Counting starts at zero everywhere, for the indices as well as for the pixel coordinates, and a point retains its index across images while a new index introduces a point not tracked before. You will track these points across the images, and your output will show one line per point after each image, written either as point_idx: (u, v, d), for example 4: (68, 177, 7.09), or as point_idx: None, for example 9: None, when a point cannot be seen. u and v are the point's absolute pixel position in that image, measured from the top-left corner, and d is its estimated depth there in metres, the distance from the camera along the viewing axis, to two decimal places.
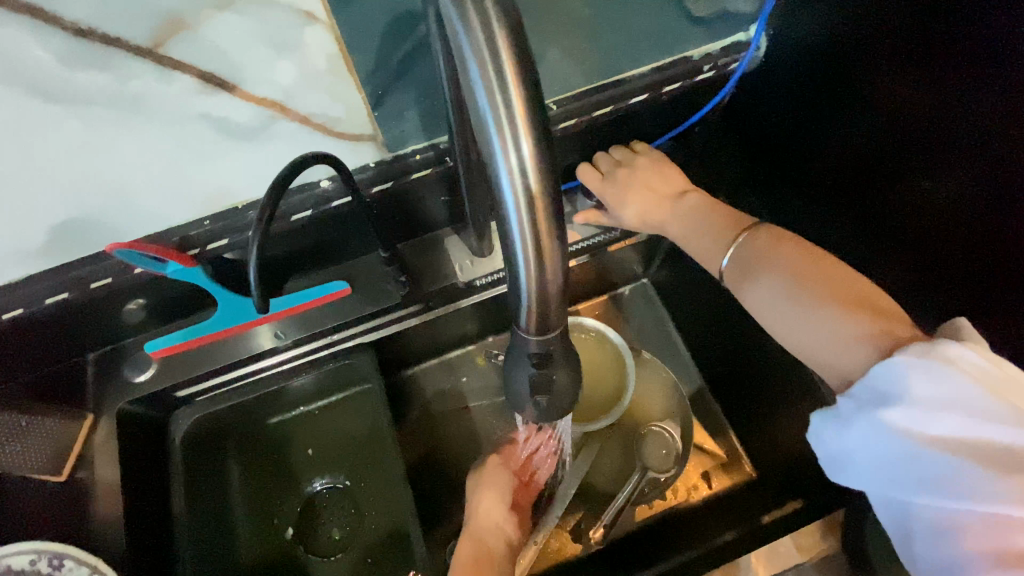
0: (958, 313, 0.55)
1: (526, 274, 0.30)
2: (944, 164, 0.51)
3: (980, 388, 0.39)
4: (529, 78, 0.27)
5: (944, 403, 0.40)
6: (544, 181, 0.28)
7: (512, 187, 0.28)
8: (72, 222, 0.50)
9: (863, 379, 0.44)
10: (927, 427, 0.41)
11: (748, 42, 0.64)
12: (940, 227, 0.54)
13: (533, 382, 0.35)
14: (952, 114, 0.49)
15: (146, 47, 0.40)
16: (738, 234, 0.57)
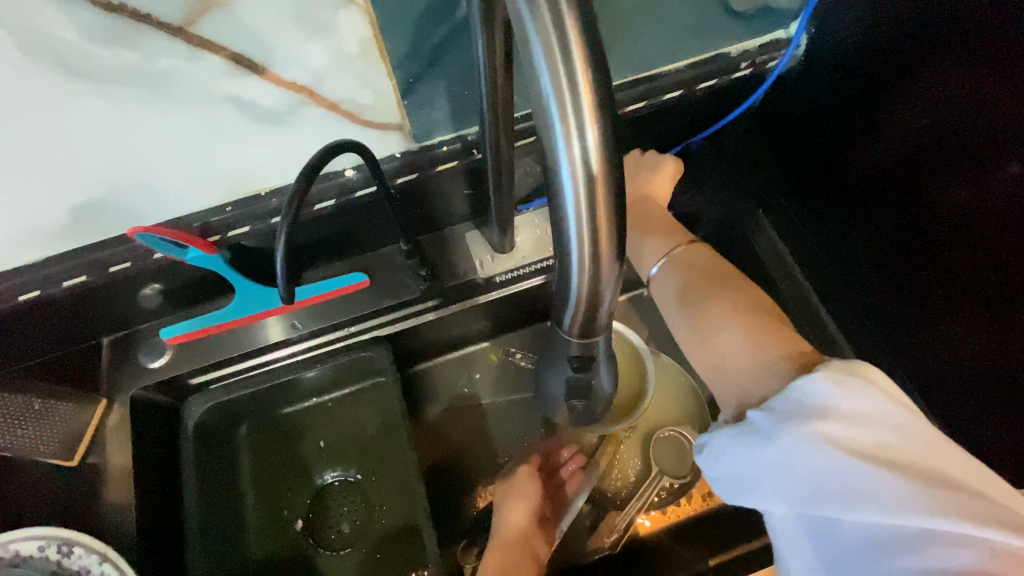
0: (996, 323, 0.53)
1: (578, 272, 0.28)
2: (990, 174, 0.49)
3: (894, 401, 0.37)
4: (597, 61, 0.25)
5: (868, 414, 0.37)
6: (607, 174, 0.26)
7: (573, 179, 0.26)
8: (93, 203, 0.49)
9: (784, 393, 0.40)
10: (848, 437, 0.36)
11: (787, 39, 0.62)
12: (980, 240, 0.52)
13: (570, 385, 0.33)
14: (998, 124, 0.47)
15: (179, 25, 0.40)
16: (677, 244, 0.59)
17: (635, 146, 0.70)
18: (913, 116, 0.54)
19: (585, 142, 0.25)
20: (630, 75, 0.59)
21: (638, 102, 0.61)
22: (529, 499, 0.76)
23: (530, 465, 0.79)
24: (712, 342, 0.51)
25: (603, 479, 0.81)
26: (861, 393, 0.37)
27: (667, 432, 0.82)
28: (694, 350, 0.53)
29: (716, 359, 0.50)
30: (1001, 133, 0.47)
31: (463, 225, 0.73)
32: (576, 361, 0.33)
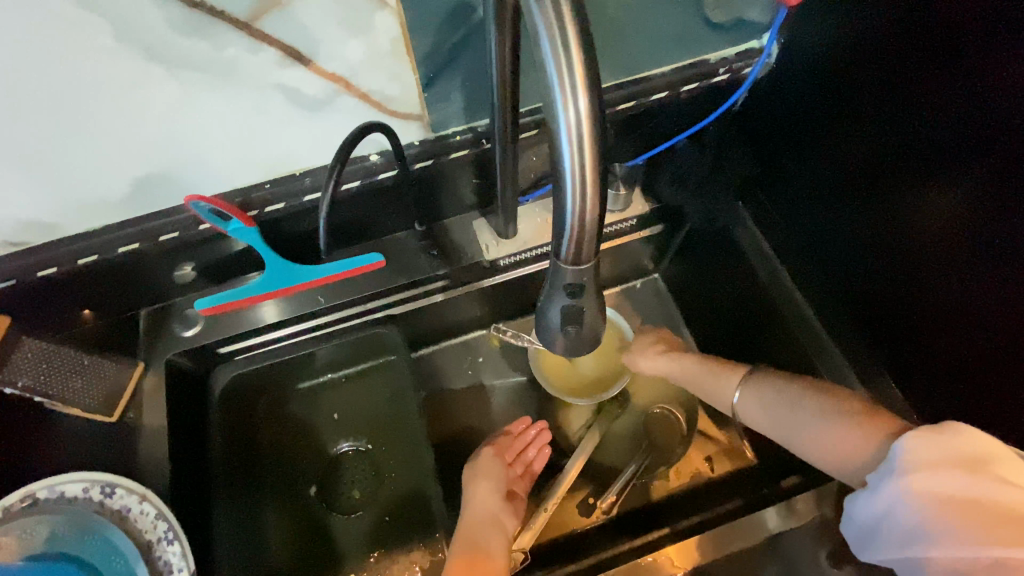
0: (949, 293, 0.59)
1: (572, 214, 0.35)
2: (944, 163, 0.55)
3: (946, 465, 0.47)
4: (586, 34, 0.32)
5: (941, 461, 0.48)
6: (595, 133, 0.33)
7: (569, 139, 0.32)
8: (152, 175, 0.57)
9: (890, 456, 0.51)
10: (930, 486, 0.47)
11: (760, 49, 0.71)
12: (936, 222, 0.58)
13: (566, 311, 0.40)
14: (950, 117, 0.53)
15: (244, 21, 0.46)
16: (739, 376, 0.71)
17: (626, 143, 0.78)
18: (877, 114, 0.61)
19: (580, 105, 0.31)
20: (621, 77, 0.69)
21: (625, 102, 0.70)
22: (493, 478, 0.79)
23: (491, 445, 0.82)
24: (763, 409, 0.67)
25: (598, 452, 0.86)
26: (944, 446, 0.48)
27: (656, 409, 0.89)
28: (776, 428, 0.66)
29: (822, 452, 0.59)
30: (953, 127, 0.54)
31: (470, 214, 0.81)
32: (570, 289, 0.39)
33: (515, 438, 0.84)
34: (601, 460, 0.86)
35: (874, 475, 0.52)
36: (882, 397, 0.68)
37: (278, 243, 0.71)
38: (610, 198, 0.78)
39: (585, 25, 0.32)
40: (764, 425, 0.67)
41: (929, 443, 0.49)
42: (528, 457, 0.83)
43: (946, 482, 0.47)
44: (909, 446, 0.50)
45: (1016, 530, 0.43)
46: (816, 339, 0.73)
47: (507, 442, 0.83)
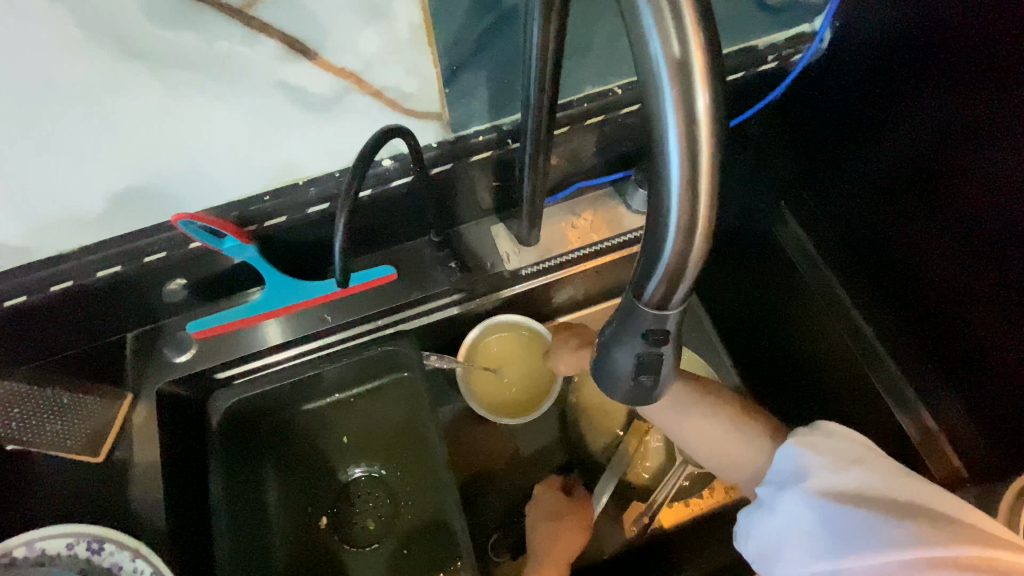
0: (1010, 312, 0.53)
1: (672, 240, 0.28)
2: (1005, 173, 0.50)
3: (846, 461, 0.47)
4: (708, 27, 0.25)
5: (832, 459, 0.47)
6: (711, 143, 0.27)
7: (680, 152, 0.26)
8: (133, 189, 0.49)
9: (777, 465, 0.49)
10: (829, 484, 0.46)
11: (812, 34, 0.64)
12: (988, 235, 0.53)
13: (640, 361, 0.33)
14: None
15: (237, 7, 0.39)
16: None
17: None
18: (934, 115, 0.55)
19: (700, 107, 0.25)
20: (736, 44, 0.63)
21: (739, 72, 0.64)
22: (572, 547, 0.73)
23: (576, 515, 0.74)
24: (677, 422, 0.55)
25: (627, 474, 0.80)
26: (838, 446, 0.48)
27: None
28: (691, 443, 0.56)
29: (728, 455, 0.54)
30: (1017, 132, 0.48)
31: (487, 218, 0.74)
32: (652, 335, 0.32)
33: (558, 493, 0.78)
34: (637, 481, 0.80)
35: (777, 483, 0.48)
36: (943, 418, 0.62)
37: (278, 258, 0.63)
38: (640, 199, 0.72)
39: (706, 18, 0.25)
40: (660, 423, 0.56)
41: (825, 446, 0.48)
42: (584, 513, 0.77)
43: (851, 481, 0.46)
44: (799, 452, 0.48)
45: (924, 517, 0.43)
46: (868, 351, 0.67)
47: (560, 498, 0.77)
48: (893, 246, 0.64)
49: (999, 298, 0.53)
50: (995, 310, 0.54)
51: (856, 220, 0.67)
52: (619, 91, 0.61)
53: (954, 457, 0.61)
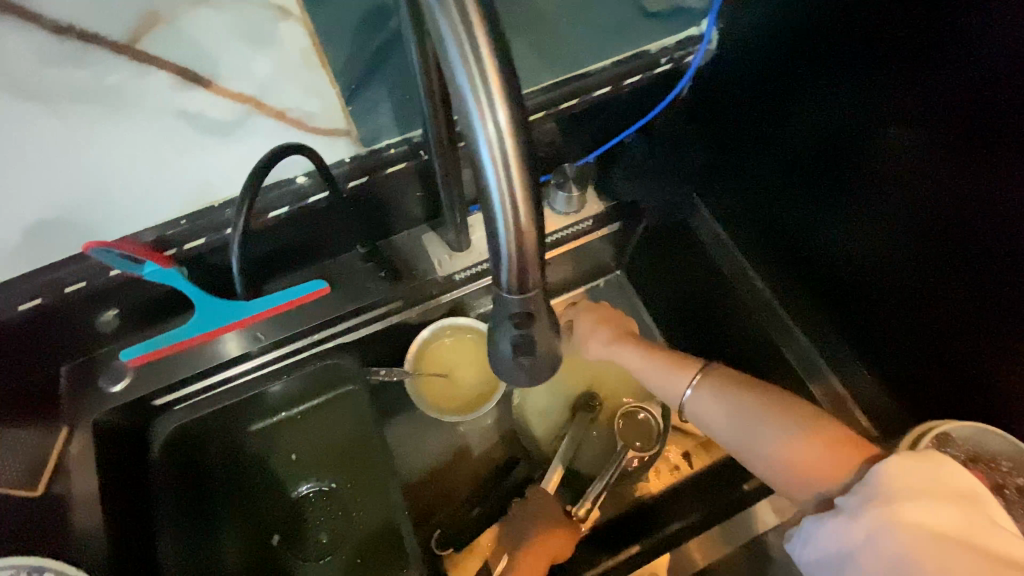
0: (930, 273, 0.56)
1: (506, 238, 0.32)
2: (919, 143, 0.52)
3: (941, 497, 0.43)
4: (501, 48, 0.29)
5: (927, 489, 0.43)
6: (519, 151, 0.30)
7: (491, 160, 0.30)
8: (48, 222, 0.50)
9: (864, 482, 0.46)
10: (919, 520, 0.42)
11: (701, 35, 0.70)
12: (921, 210, 0.55)
13: (516, 342, 0.36)
14: (913, 87, 0.51)
15: (122, 42, 0.42)
16: (694, 374, 0.63)
17: (573, 142, 0.75)
18: (842, 105, 0.59)
19: (499, 119, 0.28)
20: (534, 85, 0.65)
21: (543, 111, 0.66)
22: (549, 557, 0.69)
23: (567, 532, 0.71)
24: (718, 413, 0.59)
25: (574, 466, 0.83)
26: (937, 475, 0.44)
27: (627, 411, 0.86)
28: (739, 441, 0.57)
29: (783, 467, 0.53)
30: (920, 130, 0.52)
31: (420, 227, 0.76)
32: (517, 319, 0.36)
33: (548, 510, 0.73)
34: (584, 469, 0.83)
35: (857, 500, 0.45)
36: (853, 382, 0.67)
37: (207, 280, 0.65)
38: (563, 201, 0.76)
39: (501, 42, 0.29)
40: (717, 423, 0.60)
41: (921, 471, 0.44)
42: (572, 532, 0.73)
43: (944, 516, 0.42)
44: (892, 471, 0.45)
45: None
46: (784, 328, 0.72)
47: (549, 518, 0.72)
48: (813, 222, 0.68)
49: (926, 263, 0.56)
50: (927, 278, 0.57)
51: (773, 200, 0.73)
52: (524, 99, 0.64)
53: (864, 420, 0.65)
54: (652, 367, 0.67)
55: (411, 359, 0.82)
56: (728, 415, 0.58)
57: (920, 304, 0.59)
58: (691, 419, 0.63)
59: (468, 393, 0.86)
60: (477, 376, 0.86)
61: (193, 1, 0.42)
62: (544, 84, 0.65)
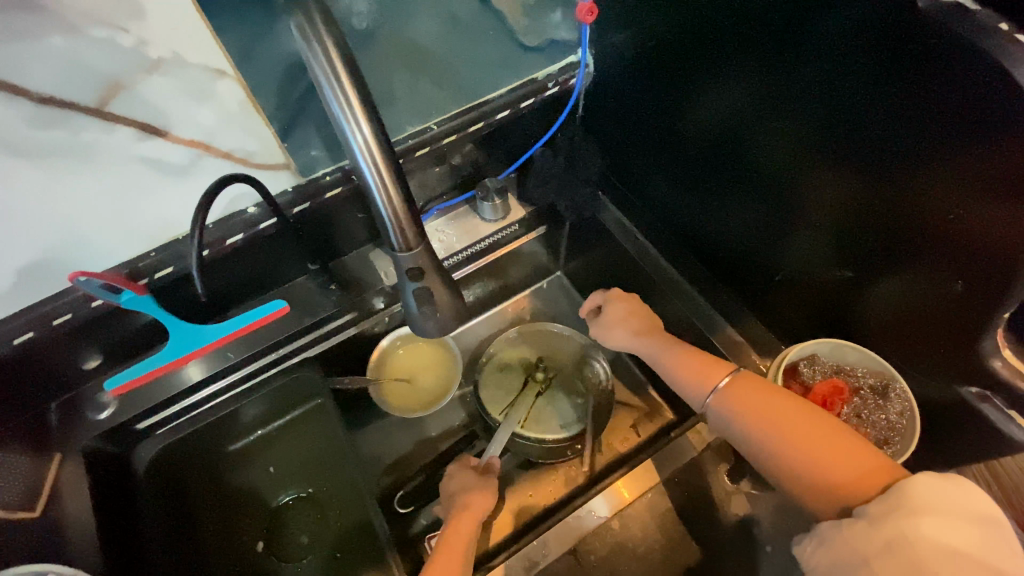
0: (836, 223, 0.64)
1: (386, 213, 0.44)
2: (787, 117, 0.62)
3: (961, 516, 0.45)
4: (357, 75, 0.41)
5: (947, 507, 0.46)
6: (382, 149, 0.42)
7: (364, 158, 0.41)
8: (37, 264, 0.61)
9: (888, 497, 0.48)
10: (941, 537, 0.45)
11: (578, 62, 0.84)
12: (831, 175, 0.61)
13: (416, 294, 0.47)
14: (750, 76, 0.63)
15: (93, 106, 0.53)
16: (722, 376, 0.66)
17: (490, 161, 0.88)
18: (716, 101, 0.69)
19: (363, 129, 0.40)
20: (442, 116, 0.78)
21: (450, 135, 0.78)
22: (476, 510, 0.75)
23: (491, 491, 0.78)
24: (737, 417, 0.62)
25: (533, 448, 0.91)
26: (956, 498, 0.46)
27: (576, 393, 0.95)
28: (760, 448, 0.59)
29: (805, 479, 0.55)
30: (780, 116, 0.63)
31: (366, 247, 0.87)
32: (412, 273, 0.46)
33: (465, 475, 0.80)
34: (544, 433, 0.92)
35: (875, 510, 0.49)
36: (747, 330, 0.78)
37: (177, 309, 0.74)
38: (490, 210, 0.88)
39: (358, 72, 0.41)
40: (732, 426, 0.63)
41: (941, 491, 0.47)
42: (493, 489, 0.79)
43: (956, 533, 0.45)
44: (916, 487, 0.47)
45: None
46: (689, 298, 0.84)
47: (467, 481, 0.79)
48: (705, 200, 0.80)
49: (839, 217, 0.63)
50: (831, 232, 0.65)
51: (665, 187, 0.86)
52: (436, 127, 0.77)
53: (761, 361, 0.78)
54: (682, 364, 0.70)
55: (372, 369, 0.91)
56: (748, 418, 0.61)
57: (812, 259, 0.70)
58: (713, 425, 0.66)
59: (429, 392, 0.94)
60: (433, 377, 0.95)
61: (145, 69, 0.53)
62: (450, 114, 0.78)
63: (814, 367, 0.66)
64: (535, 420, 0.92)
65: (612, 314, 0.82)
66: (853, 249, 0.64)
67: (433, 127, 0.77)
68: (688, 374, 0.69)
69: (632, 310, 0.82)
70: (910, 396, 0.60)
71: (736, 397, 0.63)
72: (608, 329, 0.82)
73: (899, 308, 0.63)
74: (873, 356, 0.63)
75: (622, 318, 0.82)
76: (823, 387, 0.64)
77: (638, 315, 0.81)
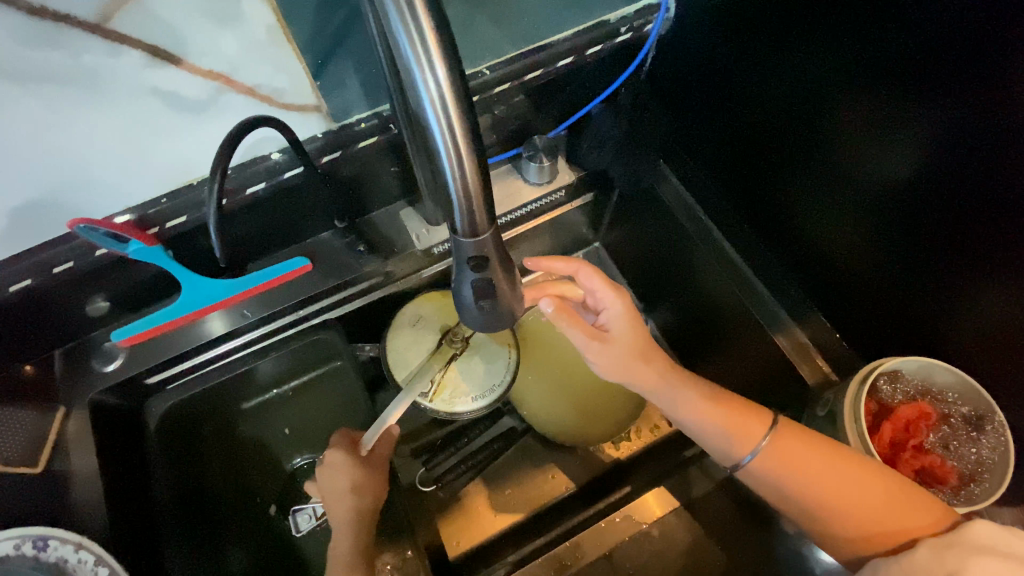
0: (954, 226, 0.55)
1: (454, 186, 0.35)
2: (919, 93, 0.52)
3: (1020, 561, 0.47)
4: (436, 10, 0.32)
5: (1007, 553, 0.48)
6: (459, 105, 0.33)
7: (435, 113, 0.33)
8: (31, 204, 0.53)
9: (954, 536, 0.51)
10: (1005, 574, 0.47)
11: (658, 5, 0.72)
12: (957, 168, 0.52)
13: (476, 288, 0.39)
14: (874, 44, 0.53)
15: (93, 21, 0.50)
16: (761, 436, 0.60)
17: (542, 115, 0.78)
18: (813, 67, 0.60)
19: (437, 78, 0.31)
20: (494, 60, 0.67)
21: (502, 84, 0.68)
22: (362, 490, 0.70)
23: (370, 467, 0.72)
24: (779, 477, 0.59)
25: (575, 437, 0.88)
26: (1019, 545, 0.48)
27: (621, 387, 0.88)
28: (807, 506, 0.58)
29: (857, 529, 0.56)
30: (882, 90, 0.55)
31: (397, 204, 0.78)
32: (475, 262, 0.38)
33: (353, 471, 0.71)
34: (454, 405, 0.77)
35: (937, 544, 0.51)
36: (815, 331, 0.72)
37: (191, 261, 0.67)
38: (535, 172, 0.78)
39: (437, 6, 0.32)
40: (771, 484, 0.60)
41: (1004, 537, 0.49)
42: (382, 479, 0.73)
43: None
44: (979, 532, 0.50)
45: None
46: (749, 289, 0.77)
47: (359, 477, 0.70)
48: (782, 181, 0.71)
49: (959, 218, 0.54)
50: (931, 231, 0.57)
51: (735, 161, 0.77)
52: (488, 72, 0.67)
53: (824, 364, 0.71)
54: (715, 421, 0.61)
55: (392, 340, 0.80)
56: (793, 478, 0.58)
57: (900, 264, 0.62)
58: (744, 479, 0.63)
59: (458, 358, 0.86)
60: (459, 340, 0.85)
61: None
62: (503, 58, 0.67)
63: (895, 385, 0.59)
64: (445, 388, 0.77)
65: (620, 335, 0.63)
66: (954, 258, 0.57)
67: (483, 73, 0.67)
68: (720, 431, 0.61)
69: (639, 336, 0.63)
70: (1008, 432, 0.55)
71: (778, 459, 0.59)
72: (601, 357, 0.63)
73: (1003, 328, 0.56)
74: (972, 385, 0.56)
75: (635, 348, 0.63)
76: (909, 410, 0.59)
77: (643, 345, 0.63)
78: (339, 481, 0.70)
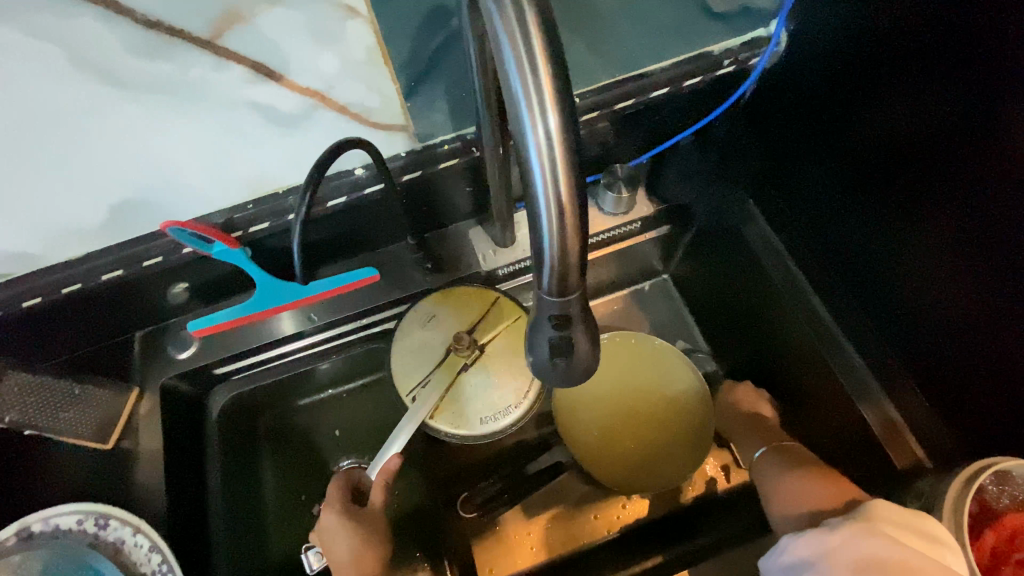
0: None
1: (550, 241, 0.34)
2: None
3: (905, 524, 0.49)
4: (556, 59, 0.31)
5: (897, 519, 0.50)
6: (566, 154, 0.32)
7: (539, 159, 0.32)
8: (135, 198, 0.58)
9: (855, 511, 0.52)
10: (888, 532, 0.49)
11: (768, 37, 0.68)
12: None
13: (554, 345, 0.38)
14: (1005, 101, 0.48)
15: (205, 37, 0.47)
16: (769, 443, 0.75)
17: (627, 142, 0.75)
18: (926, 122, 0.55)
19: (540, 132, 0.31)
20: (587, 86, 0.66)
21: (592, 111, 0.66)
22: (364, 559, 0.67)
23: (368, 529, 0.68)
24: (765, 466, 0.71)
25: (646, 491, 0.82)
26: (914, 518, 0.50)
27: (694, 437, 0.84)
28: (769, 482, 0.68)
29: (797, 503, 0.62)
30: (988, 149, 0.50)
31: (465, 222, 0.77)
32: (558, 322, 0.38)
33: (354, 531, 0.68)
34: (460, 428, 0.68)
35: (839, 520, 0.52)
36: (906, 408, 0.65)
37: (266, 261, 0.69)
38: (612, 202, 0.75)
39: (557, 57, 0.31)
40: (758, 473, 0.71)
41: (899, 512, 0.51)
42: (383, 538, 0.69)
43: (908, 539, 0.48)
44: (874, 505, 0.52)
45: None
46: (834, 347, 0.71)
47: (358, 543, 0.67)
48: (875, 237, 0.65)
49: None
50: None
51: (827, 207, 0.71)
52: (579, 98, 0.65)
53: (917, 449, 0.64)
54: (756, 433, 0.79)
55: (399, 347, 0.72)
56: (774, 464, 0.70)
57: (992, 345, 0.55)
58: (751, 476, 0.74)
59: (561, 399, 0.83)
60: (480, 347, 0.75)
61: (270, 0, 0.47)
62: (595, 85, 0.66)
63: (1004, 488, 0.52)
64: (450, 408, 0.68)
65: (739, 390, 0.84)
66: None
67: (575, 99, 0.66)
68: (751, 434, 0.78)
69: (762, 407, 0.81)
70: None
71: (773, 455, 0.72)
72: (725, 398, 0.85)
73: None
74: None
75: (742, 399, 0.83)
76: (1016, 518, 0.53)
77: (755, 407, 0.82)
78: (340, 545, 0.67)
